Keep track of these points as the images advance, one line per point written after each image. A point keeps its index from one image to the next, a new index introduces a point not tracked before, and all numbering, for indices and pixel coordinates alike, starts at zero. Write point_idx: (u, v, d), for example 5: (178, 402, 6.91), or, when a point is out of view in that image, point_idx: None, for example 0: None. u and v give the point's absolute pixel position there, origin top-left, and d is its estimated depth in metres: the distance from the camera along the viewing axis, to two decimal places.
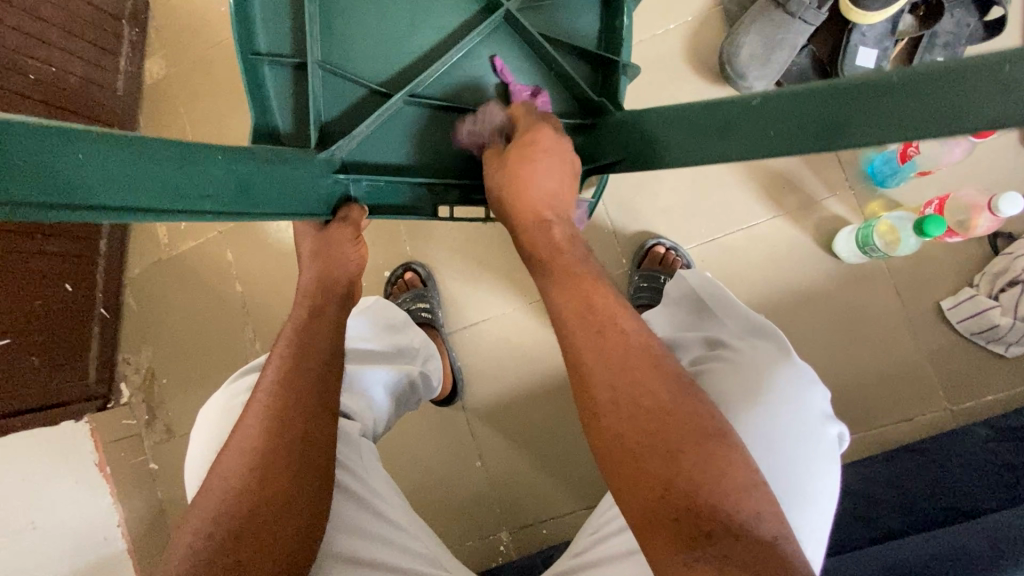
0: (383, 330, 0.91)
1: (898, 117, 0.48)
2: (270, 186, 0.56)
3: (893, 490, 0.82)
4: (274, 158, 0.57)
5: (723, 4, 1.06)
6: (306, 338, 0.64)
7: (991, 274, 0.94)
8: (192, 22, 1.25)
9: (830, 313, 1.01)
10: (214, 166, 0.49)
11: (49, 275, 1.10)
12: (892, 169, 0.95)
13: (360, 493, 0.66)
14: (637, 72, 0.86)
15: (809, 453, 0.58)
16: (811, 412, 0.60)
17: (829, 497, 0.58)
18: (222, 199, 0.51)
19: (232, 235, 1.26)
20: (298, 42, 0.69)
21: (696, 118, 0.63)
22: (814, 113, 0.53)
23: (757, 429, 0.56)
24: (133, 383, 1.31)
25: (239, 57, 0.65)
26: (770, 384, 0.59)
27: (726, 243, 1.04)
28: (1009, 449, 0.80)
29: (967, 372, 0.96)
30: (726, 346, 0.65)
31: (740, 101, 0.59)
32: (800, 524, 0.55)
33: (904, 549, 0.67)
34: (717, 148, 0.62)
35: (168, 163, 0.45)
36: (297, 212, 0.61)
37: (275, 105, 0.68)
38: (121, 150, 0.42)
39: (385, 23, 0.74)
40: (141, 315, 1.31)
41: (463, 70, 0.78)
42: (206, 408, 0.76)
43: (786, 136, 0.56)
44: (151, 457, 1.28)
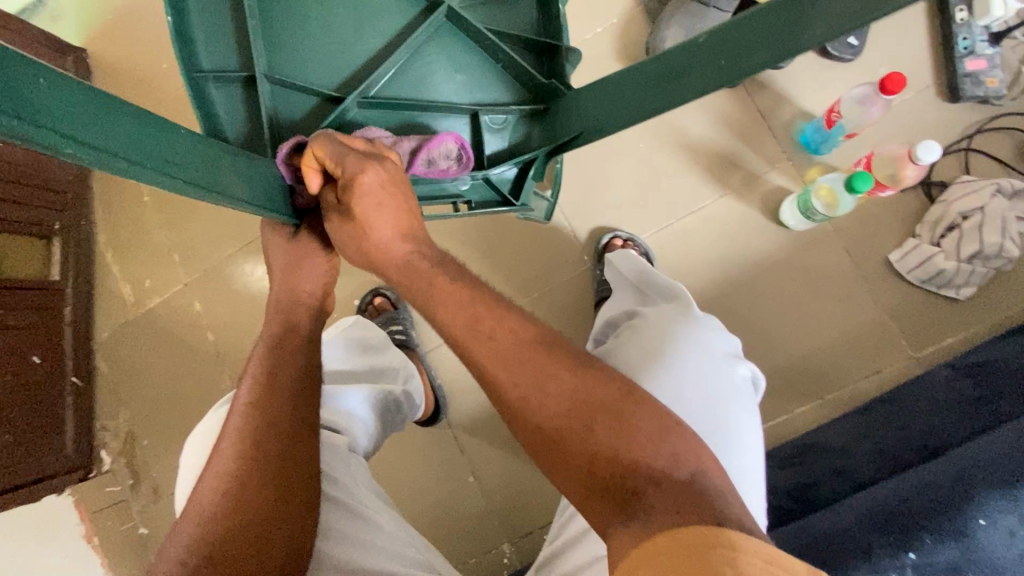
0: (358, 351, 0.90)
1: (842, 7, 0.51)
2: (238, 174, 0.57)
3: (868, 441, 0.84)
4: (240, 154, 0.59)
5: (643, 3, 1.10)
6: (270, 360, 0.65)
7: (930, 223, 0.98)
8: (136, 80, 1.26)
9: (789, 280, 1.03)
10: (184, 141, 0.52)
11: (14, 349, 1.09)
12: (823, 135, 1.00)
13: (351, 506, 0.66)
14: (581, 55, 0.81)
15: (721, 390, 0.67)
16: (715, 355, 0.70)
17: (742, 426, 0.66)
18: (194, 171, 0.51)
19: (198, 285, 1.26)
20: (244, 56, 0.68)
21: (649, 72, 0.67)
22: (754, 33, 0.57)
23: (664, 386, 0.66)
24: (113, 449, 1.27)
25: (183, 75, 0.64)
26: (672, 337, 0.70)
27: (680, 227, 1.07)
28: (970, 383, 0.83)
29: (927, 320, 0.99)
30: (642, 314, 0.77)
31: (687, 46, 0.63)
32: (724, 457, 0.64)
33: (881, 492, 0.69)
34: (674, 93, 0.64)
35: (137, 125, 0.47)
36: (267, 209, 0.61)
37: (224, 121, 0.68)
38: (89, 104, 0.43)
39: (326, 32, 0.74)
40: (114, 378, 1.29)
41: (413, 71, 0.76)
42: (192, 435, 0.76)
43: (739, 57, 0.58)
44: (140, 522, 1.23)
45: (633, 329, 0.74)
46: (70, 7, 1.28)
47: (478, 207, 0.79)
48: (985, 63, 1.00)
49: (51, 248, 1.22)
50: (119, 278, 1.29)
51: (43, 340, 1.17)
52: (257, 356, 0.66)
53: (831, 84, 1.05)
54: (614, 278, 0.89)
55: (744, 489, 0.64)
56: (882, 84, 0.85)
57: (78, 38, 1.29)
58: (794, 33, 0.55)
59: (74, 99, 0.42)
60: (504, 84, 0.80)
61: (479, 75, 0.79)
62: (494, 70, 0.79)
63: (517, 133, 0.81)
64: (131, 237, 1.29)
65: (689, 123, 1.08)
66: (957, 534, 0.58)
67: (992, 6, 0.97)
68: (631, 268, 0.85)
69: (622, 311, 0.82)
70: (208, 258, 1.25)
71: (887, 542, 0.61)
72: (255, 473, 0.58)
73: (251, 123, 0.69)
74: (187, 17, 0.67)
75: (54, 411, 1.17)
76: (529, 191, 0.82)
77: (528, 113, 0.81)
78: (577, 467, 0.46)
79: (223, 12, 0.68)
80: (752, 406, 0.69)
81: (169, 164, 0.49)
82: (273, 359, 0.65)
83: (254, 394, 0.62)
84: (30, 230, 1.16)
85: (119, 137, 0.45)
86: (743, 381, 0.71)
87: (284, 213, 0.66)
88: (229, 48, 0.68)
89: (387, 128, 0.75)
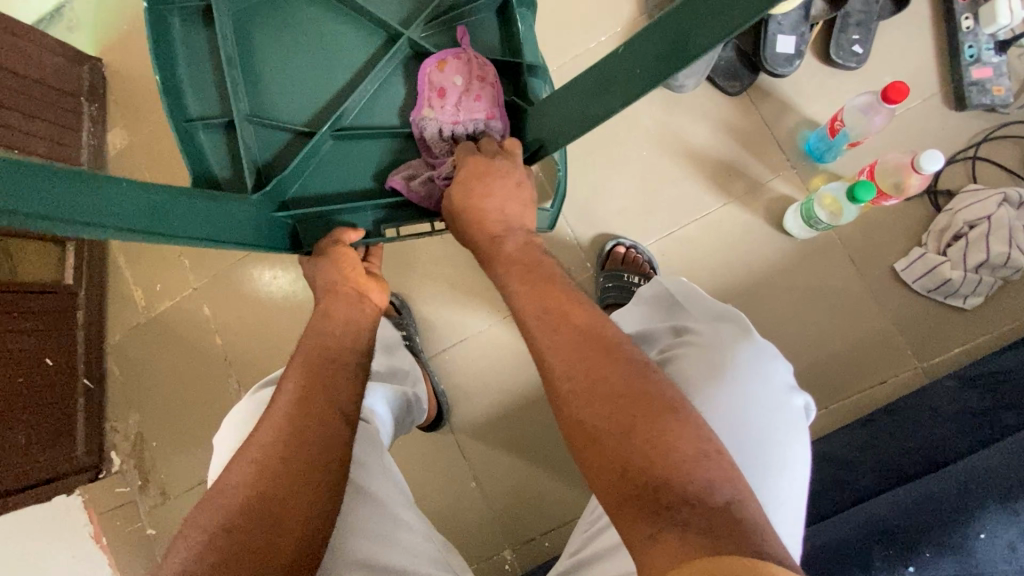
0: (381, 353, 0.95)
1: (723, 13, 0.51)
2: (192, 214, 0.63)
3: (869, 452, 0.83)
4: (198, 195, 0.64)
5: (647, 12, 1.11)
6: (310, 347, 0.69)
7: (936, 231, 0.98)
8: (150, 88, 1.29)
9: (793, 289, 1.03)
10: (128, 191, 0.56)
11: (29, 352, 1.12)
12: (826, 144, 0.99)
13: (380, 499, 0.70)
14: (545, 70, 0.84)
15: (778, 422, 0.66)
16: (778, 384, 0.69)
17: (791, 457, 0.65)
18: (145, 224, 0.57)
19: (207, 289, 1.28)
20: (224, 104, 0.79)
21: (579, 87, 0.67)
22: (664, 43, 0.57)
23: (715, 408, 0.65)
24: (123, 451, 1.29)
25: (173, 124, 0.75)
26: (732, 360, 0.68)
27: (683, 236, 1.07)
28: (977, 394, 0.82)
29: (933, 330, 0.98)
30: (691, 331, 0.75)
31: (610, 59, 0.63)
32: (770, 489, 0.63)
33: (881, 504, 0.68)
34: (601, 104, 0.65)
35: (85, 188, 0.52)
36: (237, 240, 0.68)
37: (214, 164, 0.78)
38: (33, 177, 0.48)
39: (299, 71, 0.82)
40: (125, 381, 1.31)
41: (382, 100, 0.82)
42: (228, 421, 0.81)
43: (648, 67, 0.59)
44: (147, 524, 1.25)
45: (688, 349, 0.72)
46: (86, 18, 1.31)
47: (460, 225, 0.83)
48: (991, 72, 0.99)
49: (64, 251, 1.24)
50: (130, 282, 1.32)
51: (57, 343, 1.19)
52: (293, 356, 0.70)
53: (833, 94, 1.05)
54: (653, 293, 0.87)
55: (781, 525, 0.62)
56: (885, 93, 0.85)
57: (94, 48, 1.32)
58: (692, 41, 0.54)
59: (18, 174, 0.47)
60: None
61: None
62: None
63: None
64: (143, 242, 1.32)
65: (693, 132, 1.08)
66: (956, 548, 0.58)
67: (998, 15, 0.96)
68: (671, 289, 0.84)
69: (665, 327, 0.79)
70: (218, 263, 1.27)
71: (888, 554, 0.60)
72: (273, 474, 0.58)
73: (233, 161, 0.78)
74: (177, 76, 0.78)
75: (66, 413, 1.20)
76: None
77: None
78: (624, 484, 0.48)
79: (207, 71, 0.79)
80: (804, 438, 0.68)
81: (117, 219, 0.54)
82: (309, 354, 0.69)
83: (294, 393, 0.64)
84: (45, 235, 1.19)
85: (66, 204, 0.50)
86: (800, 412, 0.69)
87: (260, 243, 0.72)
88: (214, 99, 0.79)
89: (360, 157, 0.81)
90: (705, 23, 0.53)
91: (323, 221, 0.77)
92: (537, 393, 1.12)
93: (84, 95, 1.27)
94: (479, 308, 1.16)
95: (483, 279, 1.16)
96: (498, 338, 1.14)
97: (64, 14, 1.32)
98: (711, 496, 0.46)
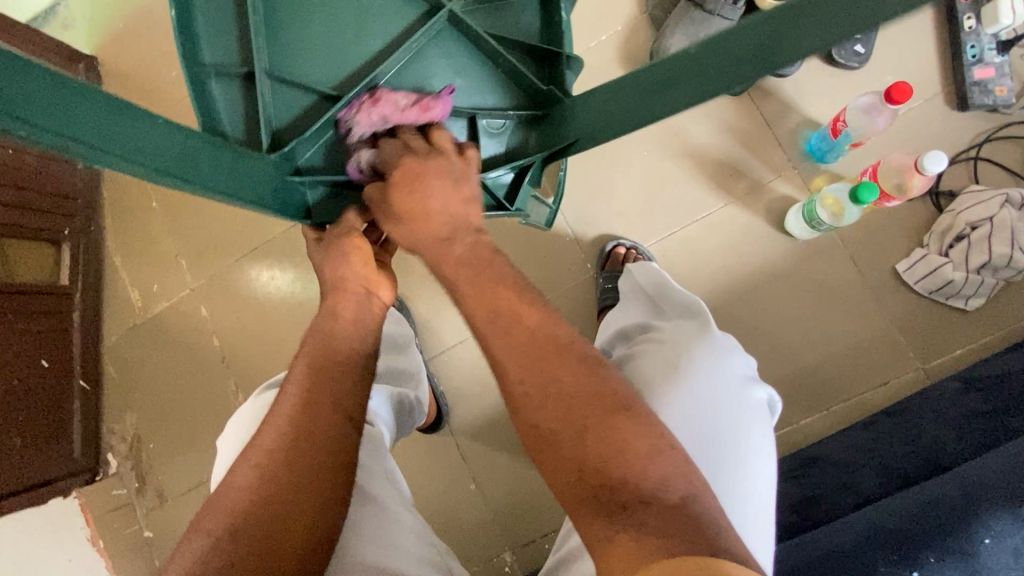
0: (386, 352, 0.94)
1: (821, 31, 0.53)
2: (216, 167, 0.60)
3: (872, 455, 0.82)
4: (227, 147, 0.62)
5: (648, 10, 1.10)
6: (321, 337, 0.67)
7: (938, 232, 0.97)
8: (147, 87, 1.28)
9: (795, 290, 1.02)
10: (157, 130, 0.54)
11: (24, 354, 1.11)
12: (828, 144, 0.99)
13: (384, 504, 0.69)
14: (583, 63, 0.82)
15: (738, 415, 0.66)
16: (739, 378, 0.69)
17: (755, 450, 0.65)
18: (168, 166, 0.55)
19: (204, 290, 1.27)
20: (244, 54, 0.72)
21: (640, 82, 0.67)
22: (747, 48, 0.58)
23: (678, 405, 0.65)
24: (119, 453, 1.28)
25: (185, 68, 0.69)
26: (690, 356, 0.69)
27: (684, 237, 1.06)
28: (978, 396, 0.82)
29: (934, 331, 0.98)
30: (659, 330, 0.76)
31: (679, 56, 0.62)
32: (731, 483, 0.62)
33: (883, 508, 0.68)
34: (662, 102, 0.65)
35: (108, 114, 0.50)
36: (258, 201, 0.65)
37: (225, 118, 0.72)
38: (55, 91, 0.46)
39: (326, 31, 0.76)
40: (121, 382, 1.30)
41: (412, 72, 0.77)
42: (234, 420, 0.81)
43: (724, 72, 0.60)
44: (145, 526, 1.25)
45: (652, 346, 0.73)
46: (82, 16, 1.30)
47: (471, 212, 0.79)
48: (994, 72, 0.98)
49: (60, 252, 1.23)
50: (127, 283, 1.31)
51: (52, 344, 1.18)
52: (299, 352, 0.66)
53: (835, 94, 1.04)
54: (632, 289, 0.87)
55: (741, 519, 0.61)
56: (889, 93, 0.85)
57: (90, 47, 1.31)
58: (777, 52, 0.56)
59: (40, 86, 0.45)
60: (501, 89, 0.80)
61: (476, 75, 0.79)
62: (492, 72, 0.80)
63: (514, 137, 0.81)
64: (139, 242, 1.30)
65: (694, 131, 1.07)
66: (960, 552, 0.58)
67: (1001, 15, 0.95)
68: (648, 283, 0.85)
69: (634, 325, 0.80)
70: (216, 263, 1.26)
71: (892, 559, 0.60)
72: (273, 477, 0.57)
73: (248, 120, 0.73)
74: (193, 13, 0.71)
75: (62, 415, 1.19)
76: (523, 198, 0.82)
77: (525, 120, 0.81)
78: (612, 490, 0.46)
79: (228, 13, 0.72)
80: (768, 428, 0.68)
81: (138, 153, 0.52)
82: (315, 345, 0.66)
83: (301, 388, 0.62)
84: (40, 235, 1.18)
85: (86, 126, 0.48)
86: (761, 404, 0.69)
87: (277, 209, 0.69)
88: (231, 47, 0.73)
89: None
90: (788, 47, 0.56)
91: (339, 200, 0.77)
92: None
93: None
94: None
95: None
96: None
97: (59, 12, 1.31)
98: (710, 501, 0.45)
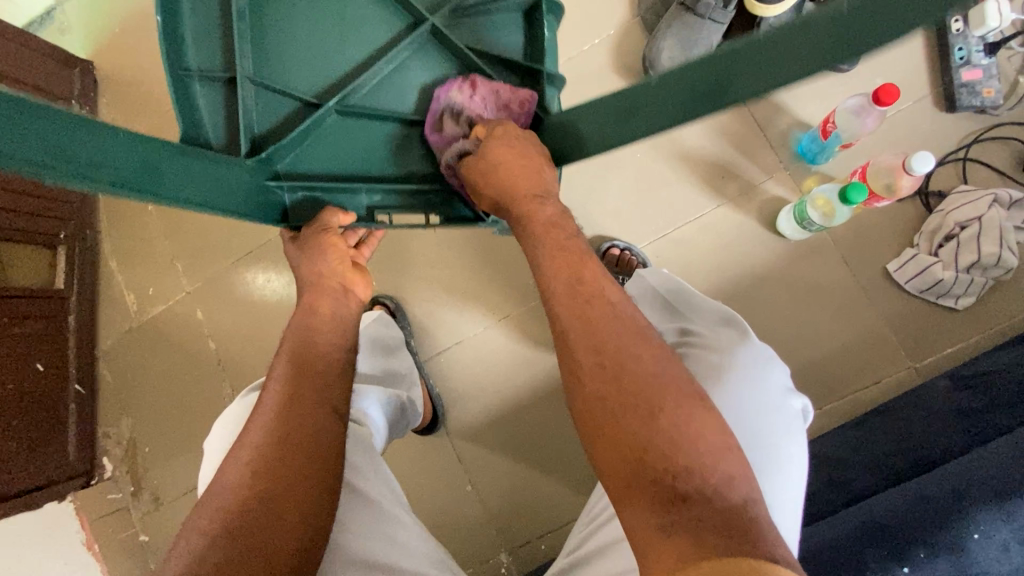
0: (377, 353, 0.96)
1: (777, 68, 0.55)
2: (181, 177, 0.61)
3: (863, 453, 0.83)
4: (195, 154, 0.63)
5: (640, 15, 1.11)
6: (308, 339, 0.69)
7: (927, 233, 0.98)
8: (142, 91, 1.28)
9: (786, 291, 1.03)
10: (119, 143, 0.55)
11: (20, 357, 1.11)
12: (819, 145, 1.00)
13: (380, 503, 0.69)
14: (564, 80, 0.82)
15: (779, 424, 0.67)
16: (777, 387, 0.70)
17: (790, 458, 0.66)
18: (128, 179, 0.56)
19: (200, 293, 1.27)
20: (227, 58, 0.74)
21: (605, 107, 0.68)
22: (701, 81, 0.59)
23: (722, 410, 0.65)
24: (115, 456, 1.28)
25: (168, 73, 0.71)
26: (736, 364, 0.69)
27: (677, 238, 1.07)
28: (966, 395, 0.83)
29: (925, 331, 0.99)
30: (694, 334, 0.75)
31: (639, 86, 0.64)
32: (770, 491, 0.63)
33: (874, 505, 0.68)
34: (628, 130, 0.67)
35: (69, 132, 0.51)
36: (228, 208, 0.66)
37: (204, 118, 0.73)
38: (15, 112, 0.47)
39: (311, 39, 0.78)
40: (117, 385, 1.30)
41: (394, 83, 0.79)
42: (220, 421, 0.81)
43: (684, 104, 0.62)
44: (140, 530, 1.24)
45: (695, 351, 0.72)
46: (78, 21, 1.31)
47: (448, 223, 0.81)
48: (981, 74, 1.00)
49: (55, 256, 1.23)
50: (123, 286, 1.31)
51: (48, 348, 1.18)
52: (284, 356, 0.67)
53: (825, 96, 1.05)
54: (642, 293, 0.87)
55: (779, 524, 0.63)
56: (875, 94, 0.86)
57: (85, 51, 1.31)
58: (730, 83, 0.58)
59: (1, 108, 0.46)
60: None
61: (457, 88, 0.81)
62: None
63: None
64: (135, 246, 1.31)
65: (686, 133, 1.08)
66: (950, 549, 0.58)
67: (988, 18, 0.97)
68: (662, 289, 0.84)
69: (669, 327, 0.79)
70: (213, 266, 1.26)
71: (881, 555, 0.61)
72: (268, 476, 0.57)
73: (229, 124, 0.74)
74: (178, 18, 0.73)
75: (57, 418, 1.19)
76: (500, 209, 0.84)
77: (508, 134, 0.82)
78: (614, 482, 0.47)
79: (213, 19, 0.74)
80: (795, 440, 0.68)
81: (95, 169, 0.53)
82: (304, 353, 0.67)
83: (289, 388, 0.64)
84: (36, 239, 1.18)
85: (43, 146, 0.49)
86: (785, 412, 0.69)
87: (253, 215, 0.70)
88: (214, 48, 0.74)
89: (364, 137, 0.78)
90: (751, 73, 0.57)
91: (314, 203, 0.76)
92: (533, 395, 1.12)
93: (75, 98, 1.26)
94: (474, 311, 1.16)
95: (477, 281, 1.15)
96: (493, 340, 1.14)
97: (55, 17, 1.31)
98: (705, 498, 0.46)
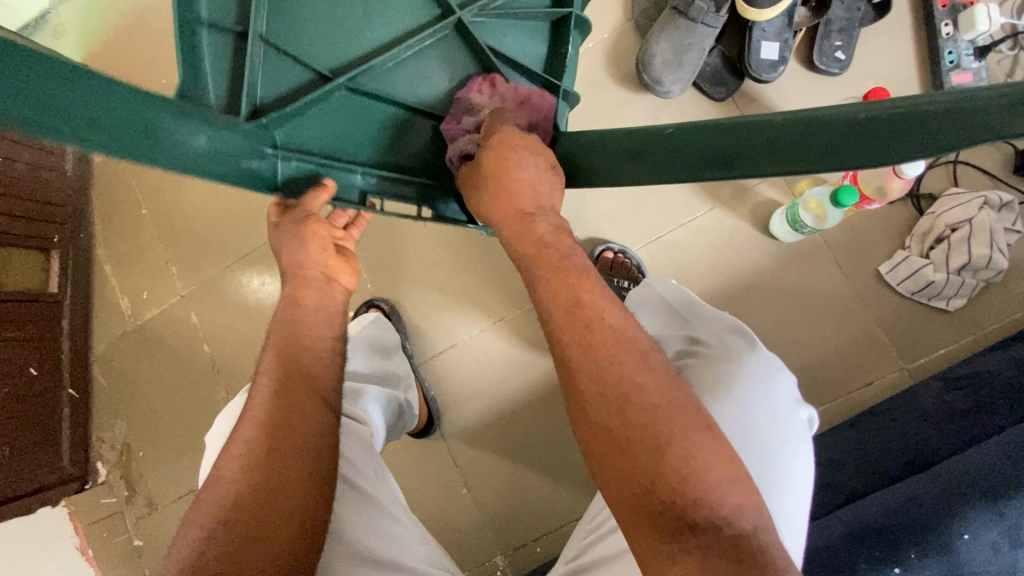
0: (374, 355, 0.96)
1: (784, 157, 0.54)
2: (179, 138, 0.55)
3: (858, 454, 0.84)
4: (195, 113, 0.57)
5: (633, 19, 1.12)
6: (301, 341, 0.68)
7: (919, 234, 0.99)
8: None
9: (780, 293, 1.04)
10: (114, 95, 0.48)
11: (14, 361, 1.11)
12: None
13: (377, 502, 0.69)
14: (578, 100, 0.83)
15: (781, 433, 0.67)
16: (783, 398, 0.70)
17: (790, 464, 0.66)
18: (120, 139, 0.49)
19: (194, 296, 1.27)
20: (242, 14, 0.73)
21: (615, 142, 0.67)
22: (712, 144, 0.58)
23: (723, 419, 0.65)
24: (109, 461, 1.27)
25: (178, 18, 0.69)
26: (740, 378, 0.68)
27: (671, 240, 1.08)
28: (957, 395, 0.83)
29: (917, 332, 0.99)
30: (701, 342, 0.73)
31: (655, 130, 0.63)
32: (777, 501, 0.64)
33: (870, 504, 0.68)
34: (628, 171, 0.66)
35: (55, 80, 0.44)
36: (222, 173, 0.61)
37: (206, 70, 0.71)
38: None
39: (331, 14, 0.77)
40: (111, 390, 1.30)
41: (404, 75, 0.79)
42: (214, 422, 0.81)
43: (688, 164, 0.61)
44: (134, 534, 1.24)
45: (698, 360, 0.71)
46: (72, 24, 1.30)
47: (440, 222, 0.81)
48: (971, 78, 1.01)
49: (49, 260, 1.23)
50: (117, 290, 1.30)
51: (41, 352, 1.18)
52: (274, 356, 0.67)
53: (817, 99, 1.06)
54: (648, 301, 0.82)
55: (784, 532, 0.64)
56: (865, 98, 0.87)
57: (79, 55, 1.31)
58: (737, 161, 0.57)
59: None
60: None
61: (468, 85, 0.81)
62: None
63: None
64: (130, 249, 1.30)
65: None
66: (944, 549, 0.58)
67: (978, 22, 0.98)
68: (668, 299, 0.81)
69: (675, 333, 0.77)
70: (208, 270, 1.26)
71: (875, 556, 0.61)
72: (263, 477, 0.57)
73: (231, 81, 0.72)
74: None
75: (51, 423, 1.18)
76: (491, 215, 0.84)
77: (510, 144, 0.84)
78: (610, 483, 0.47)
79: None
80: (789, 428, 0.67)
81: (84, 126, 0.46)
82: (298, 355, 0.67)
83: (281, 389, 0.64)
84: (30, 243, 1.18)
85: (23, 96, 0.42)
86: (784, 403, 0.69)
87: (248, 182, 0.65)
88: (231, 3, 0.73)
89: (368, 120, 0.76)
90: (756, 157, 0.56)
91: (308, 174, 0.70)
92: (528, 397, 1.12)
93: None
94: (469, 314, 1.16)
95: (472, 284, 1.16)
96: (488, 342, 1.14)
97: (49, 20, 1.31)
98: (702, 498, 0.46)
